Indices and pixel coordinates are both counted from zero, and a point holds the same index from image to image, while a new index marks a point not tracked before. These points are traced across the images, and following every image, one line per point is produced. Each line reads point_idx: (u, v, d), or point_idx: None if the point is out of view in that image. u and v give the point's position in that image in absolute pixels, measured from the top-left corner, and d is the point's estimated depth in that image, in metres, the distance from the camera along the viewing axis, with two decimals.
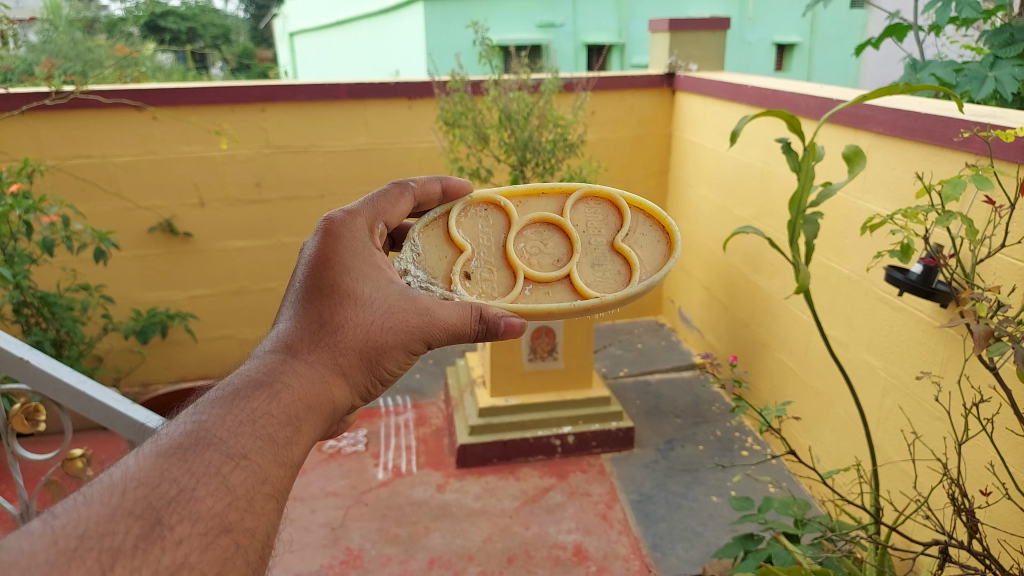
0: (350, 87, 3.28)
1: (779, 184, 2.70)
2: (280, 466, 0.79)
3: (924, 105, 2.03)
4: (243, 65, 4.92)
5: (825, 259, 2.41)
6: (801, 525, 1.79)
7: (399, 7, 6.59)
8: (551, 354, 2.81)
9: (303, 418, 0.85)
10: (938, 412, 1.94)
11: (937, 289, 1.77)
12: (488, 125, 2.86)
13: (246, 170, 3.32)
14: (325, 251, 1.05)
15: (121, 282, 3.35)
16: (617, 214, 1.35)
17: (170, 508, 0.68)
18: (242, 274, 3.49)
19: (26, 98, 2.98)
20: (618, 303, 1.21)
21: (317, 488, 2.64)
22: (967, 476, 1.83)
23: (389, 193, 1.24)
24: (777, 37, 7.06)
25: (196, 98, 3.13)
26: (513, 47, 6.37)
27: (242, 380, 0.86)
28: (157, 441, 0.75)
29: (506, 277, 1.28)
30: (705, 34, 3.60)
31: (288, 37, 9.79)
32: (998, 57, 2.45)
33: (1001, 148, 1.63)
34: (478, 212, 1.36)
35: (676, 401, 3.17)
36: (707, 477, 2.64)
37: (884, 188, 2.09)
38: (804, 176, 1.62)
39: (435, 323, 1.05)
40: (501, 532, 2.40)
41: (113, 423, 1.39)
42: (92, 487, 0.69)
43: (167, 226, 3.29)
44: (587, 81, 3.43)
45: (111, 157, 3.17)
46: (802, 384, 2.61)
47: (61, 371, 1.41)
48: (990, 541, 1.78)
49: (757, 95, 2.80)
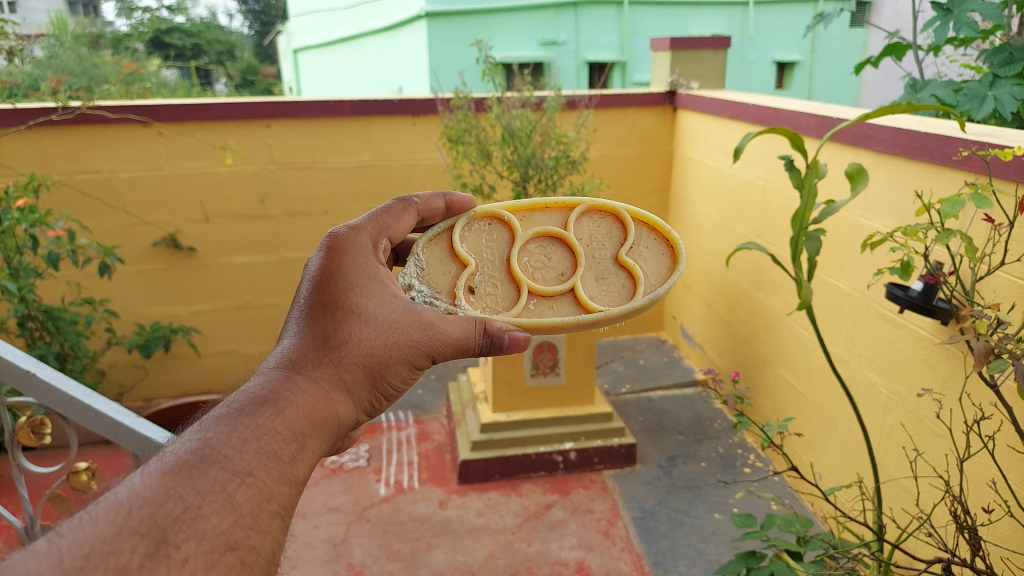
0: (355, 105, 3.31)
1: (780, 201, 2.72)
2: (285, 483, 0.80)
3: (924, 125, 2.05)
4: (247, 80, 5.07)
5: (826, 275, 2.42)
6: (804, 543, 1.77)
7: (402, 24, 6.71)
8: (553, 369, 2.82)
9: (308, 434, 0.86)
10: (939, 429, 1.94)
11: (937, 306, 1.78)
12: (491, 142, 2.89)
13: (250, 186, 3.35)
14: (329, 267, 1.06)
15: (125, 296, 3.37)
16: (621, 228, 1.36)
17: (175, 527, 0.69)
18: (246, 289, 3.51)
19: (34, 114, 3.00)
20: (622, 317, 1.22)
21: (318, 503, 2.64)
22: (969, 494, 1.84)
23: (393, 208, 1.25)
24: (778, 55, 7.17)
25: (201, 114, 3.16)
26: (515, 64, 6.45)
27: (247, 397, 0.87)
28: (163, 459, 0.76)
29: (510, 291, 1.29)
30: (706, 52, 3.64)
31: (291, 53, 9.60)
32: (997, 77, 2.47)
33: (1001, 168, 1.65)
34: (482, 226, 1.38)
35: (678, 417, 3.17)
36: (709, 494, 2.64)
37: (884, 206, 2.11)
38: (805, 195, 1.63)
39: (439, 338, 1.07)
40: (503, 549, 2.39)
41: (119, 437, 1.39)
42: (97, 505, 0.70)
43: (171, 240, 3.31)
44: (590, 99, 3.47)
45: (117, 173, 3.20)
46: (804, 400, 2.61)
47: (68, 386, 1.41)
48: (993, 559, 1.78)
49: (757, 113, 2.83)
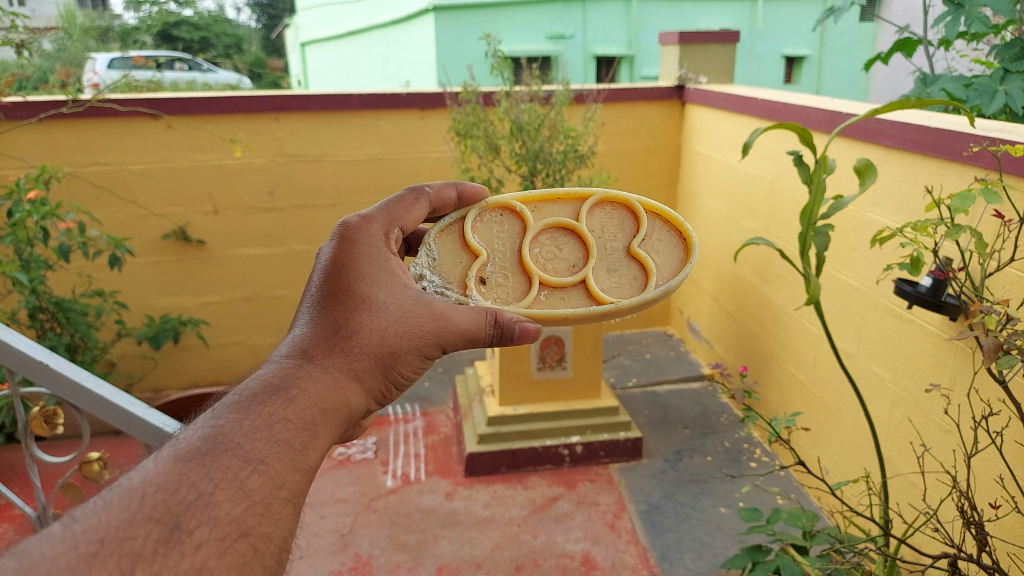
0: (364, 98, 3.32)
1: (789, 196, 2.71)
2: (296, 471, 0.81)
3: (934, 120, 2.04)
4: (255, 73, 5.22)
5: (834, 270, 2.42)
6: (810, 537, 1.76)
7: (410, 18, 6.70)
8: (559, 363, 2.83)
9: (318, 422, 0.87)
10: (947, 425, 1.94)
11: (946, 302, 1.78)
12: (500, 135, 2.90)
13: (259, 179, 3.36)
14: (340, 257, 1.07)
15: (135, 288, 3.39)
16: (633, 220, 1.36)
17: (188, 513, 0.70)
18: (254, 281, 3.53)
19: (45, 106, 3.02)
20: (633, 309, 1.22)
21: (326, 494, 2.66)
22: (976, 490, 1.84)
23: (404, 199, 1.26)
24: (787, 49, 7.14)
25: (210, 107, 3.17)
26: (524, 57, 6.43)
27: (259, 385, 0.88)
28: (176, 446, 0.77)
29: (521, 282, 1.30)
30: (715, 46, 3.63)
31: (299, 47, 9.66)
32: (1008, 71, 2.46)
33: (1011, 163, 1.64)
34: (493, 217, 1.38)
35: (684, 412, 3.17)
36: (715, 488, 2.64)
37: (893, 201, 2.11)
38: (814, 189, 1.63)
39: (449, 328, 1.07)
40: (509, 540, 2.40)
41: (131, 427, 1.41)
42: (112, 491, 0.71)
43: (180, 233, 3.33)
44: (598, 93, 3.46)
45: (127, 165, 3.21)
46: (811, 396, 2.61)
47: (80, 376, 1.43)
48: (1000, 555, 1.78)
49: (766, 108, 2.82)
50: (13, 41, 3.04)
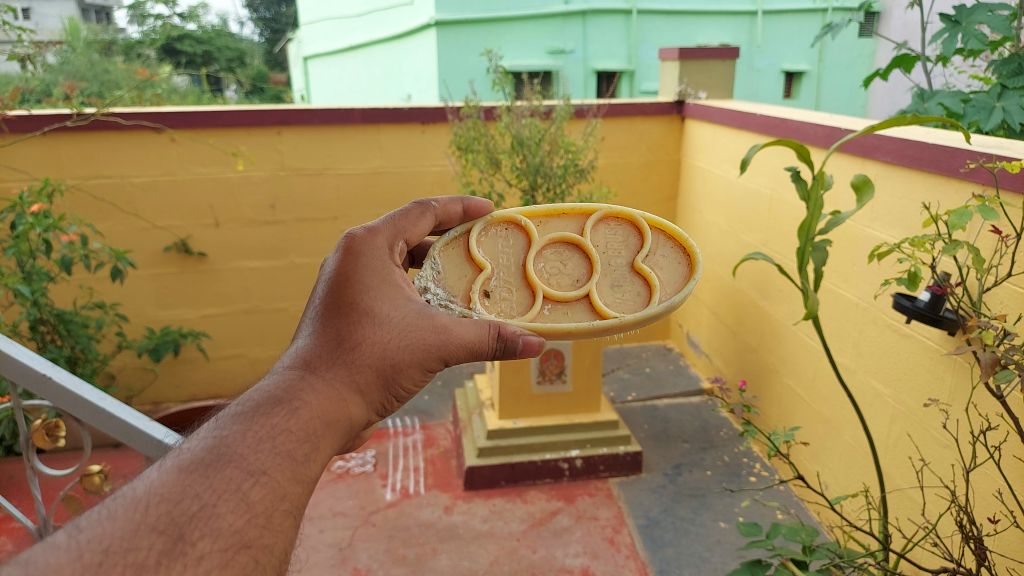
0: (365, 112, 3.34)
1: (788, 211, 2.73)
2: (298, 483, 0.81)
3: (931, 136, 2.06)
4: (257, 87, 5.30)
5: (833, 285, 2.43)
6: (810, 553, 1.73)
7: (411, 33, 6.79)
8: (559, 377, 2.84)
9: (320, 434, 0.87)
10: (945, 440, 1.94)
11: (944, 317, 1.78)
12: (500, 150, 2.92)
13: (261, 192, 3.38)
14: (345, 269, 1.08)
15: (136, 300, 3.40)
16: (637, 235, 1.37)
17: (192, 524, 0.71)
18: (254, 294, 3.54)
19: (49, 119, 3.05)
20: (637, 324, 1.23)
21: (325, 507, 2.65)
22: (975, 504, 1.84)
23: (410, 212, 1.27)
24: (786, 64, 7.20)
25: (213, 121, 3.19)
26: (524, 72, 6.48)
27: (262, 396, 0.88)
28: (180, 456, 0.77)
29: (525, 296, 1.30)
30: (714, 62, 3.66)
31: (301, 61, 9.83)
32: (1006, 88, 2.46)
33: (1008, 180, 1.65)
34: (498, 231, 1.40)
35: (684, 426, 3.17)
36: (715, 502, 2.64)
37: (892, 216, 2.12)
38: (811, 205, 1.63)
39: (451, 341, 1.07)
40: (508, 555, 2.40)
41: (133, 439, 1.41)
42: (116, 500, 0.71)
43: (182, 245, 3.35)
44: (599, 108, 3.49)
45: (130, 178, 3.23)
46: (811, 410, 2.61)
47: (82, 388, 1.43)
48: (999, 570, 1.78)
49: (765, 124, 2.84)
50: (18, 55, 3.07)
